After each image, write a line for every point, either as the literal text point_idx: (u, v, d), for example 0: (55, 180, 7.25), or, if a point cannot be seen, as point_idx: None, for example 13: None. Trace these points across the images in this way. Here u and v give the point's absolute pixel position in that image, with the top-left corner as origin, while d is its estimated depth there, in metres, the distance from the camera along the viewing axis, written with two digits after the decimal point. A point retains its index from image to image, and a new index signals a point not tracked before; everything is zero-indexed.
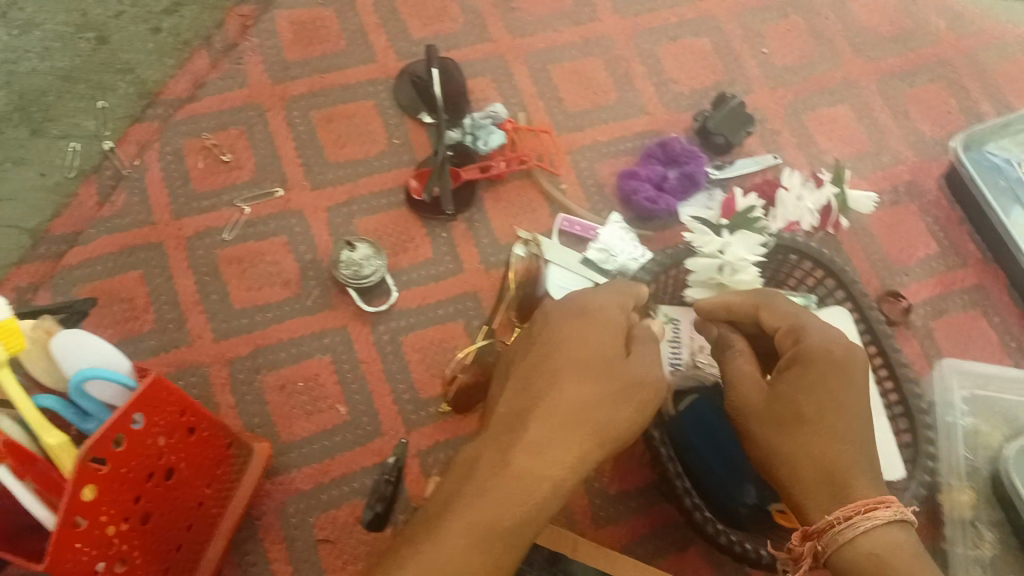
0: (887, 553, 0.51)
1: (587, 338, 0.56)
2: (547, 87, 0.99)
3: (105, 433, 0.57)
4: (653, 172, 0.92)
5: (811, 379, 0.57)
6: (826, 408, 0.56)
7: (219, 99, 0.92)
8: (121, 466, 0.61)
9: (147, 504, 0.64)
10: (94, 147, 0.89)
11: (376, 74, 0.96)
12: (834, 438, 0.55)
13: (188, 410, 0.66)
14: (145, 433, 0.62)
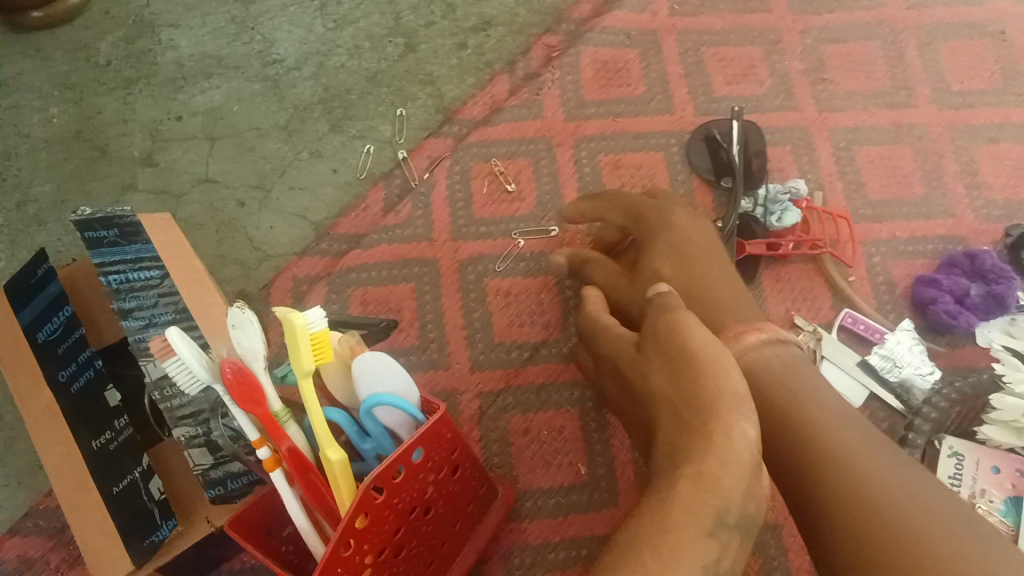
0: (765, 358, 0.61)
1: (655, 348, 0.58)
2: (848, 169, 0.93)
3: (391, 464, 0.56)
4: (957, 285, 0.84)
5: (668, 259, 0.74)
6: (679, 270, 0.73)
7: (514, 127, 0.91)
8: (393, 497, 0.59)
9: (403, 537, 0.63)
10: (387, 153, 0.89)
11: (672, 126, 0.93)
12: (709, 291, 0.71)
13: (458, 449, 0.64)
14: (420, 467, 0.60)
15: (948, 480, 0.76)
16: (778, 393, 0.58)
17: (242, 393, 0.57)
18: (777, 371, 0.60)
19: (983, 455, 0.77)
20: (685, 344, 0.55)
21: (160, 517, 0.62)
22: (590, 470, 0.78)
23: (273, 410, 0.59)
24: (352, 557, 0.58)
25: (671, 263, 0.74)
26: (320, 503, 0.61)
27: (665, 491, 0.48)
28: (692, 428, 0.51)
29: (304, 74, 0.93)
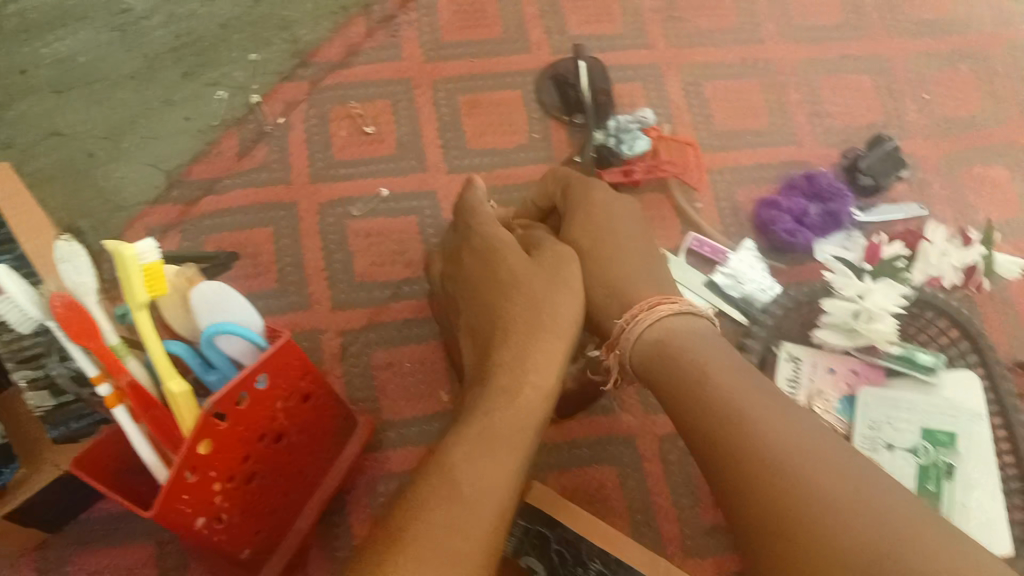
0: (677, 333, 0.63)
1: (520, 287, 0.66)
2: (697, 102, 0.96)
3: (231, 390, 0.57)
4: (795, 205, 0.89)
5: (579, 220, 0.73)
6: (596, 247, 0.71)
7: (371, 69, 0.92)
8: (238, 424, 0.60)
9: (254, 464, 0.64)
10: (241, 99, 0.89)
11: (529, 65, 0.95)
12: (604, 261, 0.70)
13: (308, 376, 0.65)
14: (266, 395, 0.61)
15: (786, 381, 0.84)
16: (687, 369, 0.59)
17: (77, 329, 0.56)
18: (684, 342, 0.62)
19: (817, 358, 0.85)
20: (538, 350, 0.62)
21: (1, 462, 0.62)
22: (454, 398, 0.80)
23: (111, 346, 0.59)
24: (198, 483, 0.58)
25: (587, 233, 0.72)
26: (166, 437, 0.62)
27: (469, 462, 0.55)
28: (505, 418, 0.58)
29: (154, 24, 0.92)
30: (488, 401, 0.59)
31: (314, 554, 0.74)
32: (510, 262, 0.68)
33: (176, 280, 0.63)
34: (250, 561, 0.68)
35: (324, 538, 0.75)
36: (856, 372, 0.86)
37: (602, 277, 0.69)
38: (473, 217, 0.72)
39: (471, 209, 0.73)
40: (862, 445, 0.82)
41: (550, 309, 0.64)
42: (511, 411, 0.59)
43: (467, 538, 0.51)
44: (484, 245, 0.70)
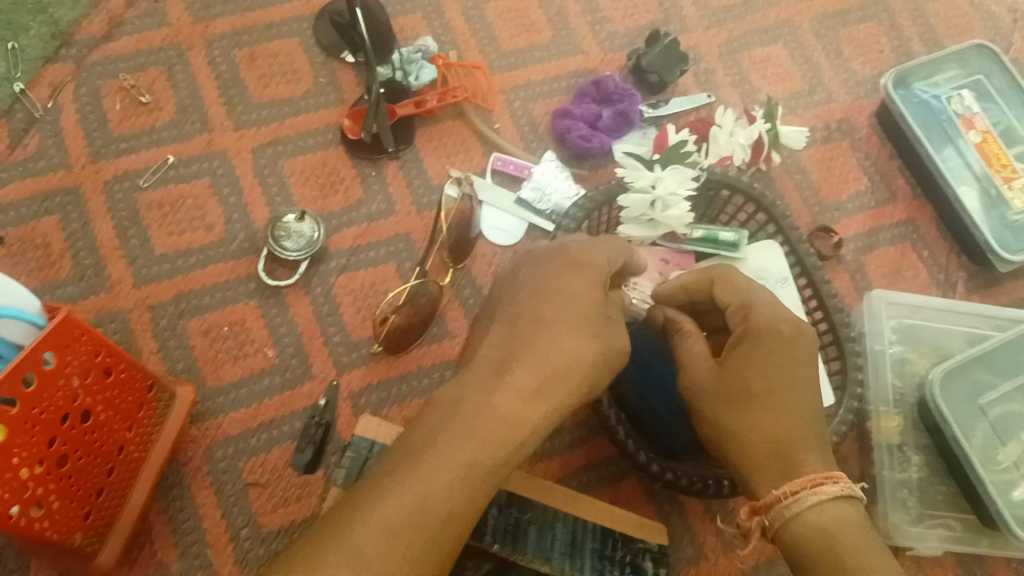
0: (837, 528, 0.52)
1: (555, 315, 0.55)
2: (479, 25, 0.97)
3: (13, 370, 0.55)
4: (588, 111, 0.91)
5: (760, 358, 0.58)
6: (775, 385, 0.57)
7: (138, 40, 0.89)
8: (32, 408, 0.58)
9: (64, 447, 0.62)
10: (4, 90, 0.85)
11: (303, 11, 0.93)
12: (781, 414, 0.56)
13: (104, 350, 0.64)
14: (58, 373, 0.60)
15: None
16: (846, 553, 0.51)
17: None
18: (835, 529, 0.52)
19: None
20: (546, 406, 0.53)
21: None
22: (281, 352, 0.80)
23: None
24: (2, 473, 0.56)
25: (763, 371, 0.57)
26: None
27: (433, 475, 0.48)
28: (496, 452, 0.50)
29: None
30: (482, 421, 0.51)
31: (158, 530, 0.73)
32: (558, 334, 0.54)
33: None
34: (86, 548, 0.66)
35: (167, 513, 0.74)
36: (667, 261, 0.87)
37: (771, 430, 0.56)
38: (573, 272, 0.56)
39: (564, 266, 0.57)
40: None
41: (557, 342, 0.54)
42: (497, 442, 0.50)
43: (393, 546, 0.45)
44: (559, 291, 0.56)
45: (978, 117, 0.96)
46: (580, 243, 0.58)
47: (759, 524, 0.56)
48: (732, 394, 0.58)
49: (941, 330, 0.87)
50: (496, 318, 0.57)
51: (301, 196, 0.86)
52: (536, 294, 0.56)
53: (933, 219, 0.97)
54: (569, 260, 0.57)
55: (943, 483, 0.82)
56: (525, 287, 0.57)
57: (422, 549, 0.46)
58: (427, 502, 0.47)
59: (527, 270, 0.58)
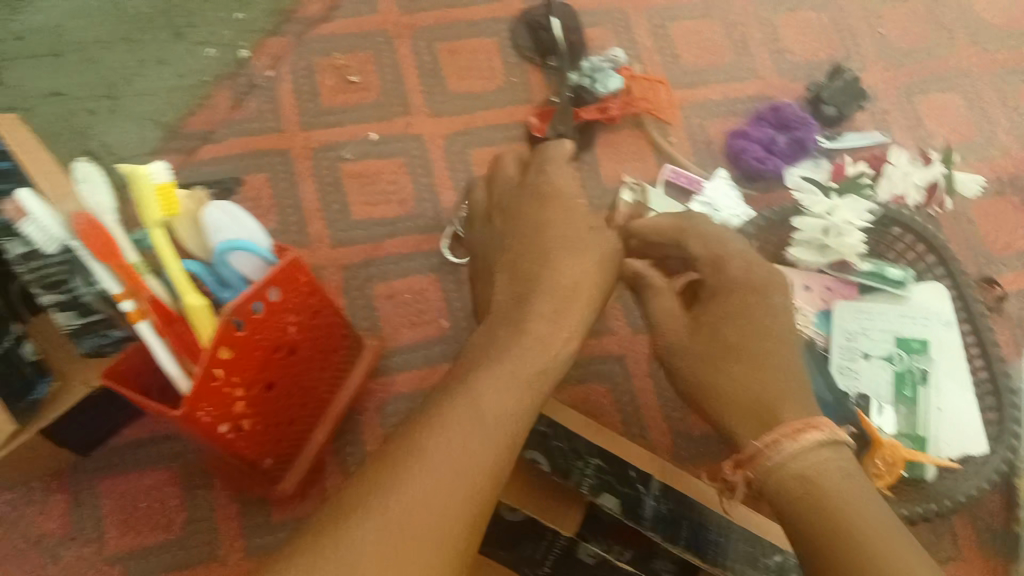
0: (817, 473, 0.56)
1: (564, 255, 0.67)
2: (664, 43, 1.01)
3: (248, 297, 0.60)
4: (763, 134, 0.95)
5: (729, 305, 0.68)
6: (748, 336, 0.67)
7: (351, 23, 0.95)
8: (255, 334, 0.64)
9: (271, 377, 0.68)
10: (231, 56, 0.93)
11: (500, 13, 0.99)
12: (762, 369, 0.64)
13: (318, 294, 0.69)
14: (280, 306, 0.65)
15: None
16: (826, 498, 0.54)
17: (100, 247, 0.62)
18: (828, 480, 0.55)
19: (794, 276, 0.89)
20: (569, 318, 0.65)
21: (35, 377, 0.71)
22: (453, 324, 0.85)
23: (132, 264, 0.65)
24: (219, 389, 0.63)
25: (740, 325, 0.67)
26: (188, 351, 0.68)
27: (484, 387, 0.57)
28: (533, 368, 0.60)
29: None
30: (516, 340, 0.61)
31: (329, 469, 0.79)
32: (558, 259, 0.67)
33: (189, 203, 0.70)
34: (273, 472, 0.74)
35: (339, 456, 0.80)
36: (831, 289, 0.89)
37: (759, 390, 0.63)
38: (555, 208, 0.71)
39: (541, 214, 0.71)
40: (840, 359, 0.86)
41: (559, 267, 0.67)
42: (533, 351, 0.61)
43: (472, 451, 0.53)
44: (558, 231, 0.69)
45: None
46: (556, 180, 0.73)
47: (742, 477, 0.61)
48: (709, 348, 0.68)
49: None
50: (507, 254, 0.70)
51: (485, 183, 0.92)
52: (544, 240, 0.69)
53: None
54: (542, 197, 0.72)
55: None
56: (531, 225, 0.70)
57: (486, 441, 0.54)
58: (489, 408, 0.55)
59: (523, 215, 0.72)
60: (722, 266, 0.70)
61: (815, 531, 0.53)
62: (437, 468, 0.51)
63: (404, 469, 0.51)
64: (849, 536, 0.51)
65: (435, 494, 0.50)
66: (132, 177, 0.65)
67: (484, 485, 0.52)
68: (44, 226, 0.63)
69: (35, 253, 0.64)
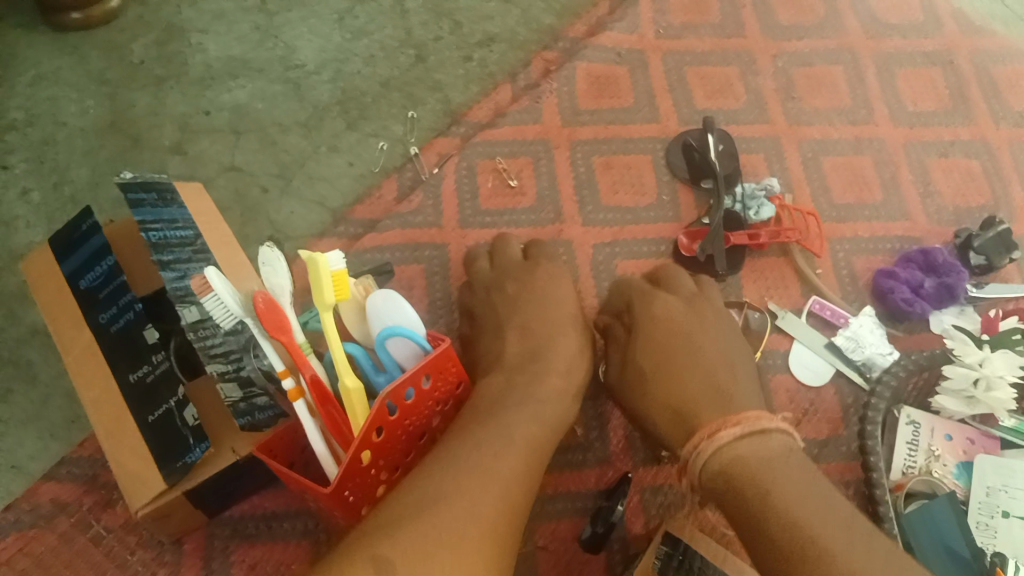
0: (736, 458, 0.68)
1: (565, 326, 0.83)
2: (815, 175, 1.03)
3: (402, 382, 0.62)
4: (912, 277, 0.94)
5: (656, 342, 0.84)
6: (678, 366, 0.81)
7: (515, 130, 1.00)
8: (403, 418, 0.66)
9: (407, 459, 0.72)
10: (399, 150, 0.97)
11: (656, 133, 1.03)
12: (686, 377, 0.80)
13: (459, 381, 0.73)
14: (429, 393, 0.67)
15: (906, 446, 0.88)
16: (740, 478, 0.67)
17: (271, 322, 0.66)
18: (763, 466, 0.67)
19: (936, 423, 0.88)
20: (558, 376, 0.78)
21: (193, 442, 0.69)
22: (585, 433, 0.88)
23: (298, 343, 0.68)
24: (366, 472, 0.65)
25: (654, 354, 0.83)
26: (338, 434, 0.68)
27: (503, 411, 0.71)
28: (549, 407, 0.74)
29: (323, 78, 1.02)
30: (533, 389, 0.75)
31: None
32: (559, 325, 0.83)
33: (356, 290, 0.74)
34: None
35: None
36: (973, 441, 0.88)
37: (681, 400, 0.79)
38: (551, 280, 0.86)
39: (536, 284, 0.86)
40: (977, 513, 0.84)
41: (562, 332, 0.83)
42: (545, 396, 0.75)
43: (495, 451, 0.66)
44: (551, 299, 0.85)
45: None
46: (546, 262, 0.88)
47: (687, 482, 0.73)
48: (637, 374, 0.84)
49: None
50: (515, 312, 0.84)
51: None
52: (539, 304, 0.85)
53: None
54: (536, 274, 0.87)
55: None
56: (526, 289, 0.86)
57: (504, 443, 0.67)
58: (505, 427, 0.69)
59: (512, 283, 0.86)
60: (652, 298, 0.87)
61: (748, 508, 0.65)
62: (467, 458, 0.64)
63: (432, 467, 0.63)
64: (767, 507, 0.64)
65: (467, 479, 0.62)
66: (310, 263, 0.67)
67: (507, 466, 0.65)
68: (223, 301, 0.66)
69: (206, 322, 0.69)
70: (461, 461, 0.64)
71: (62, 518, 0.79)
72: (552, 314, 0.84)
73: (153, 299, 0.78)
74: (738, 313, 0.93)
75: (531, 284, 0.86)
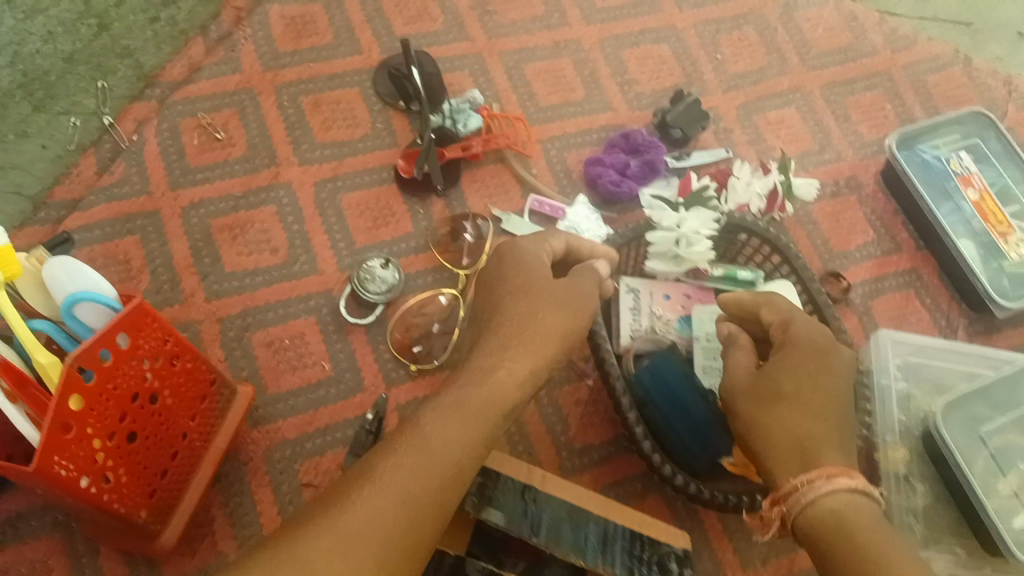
0: (851, 512, 0.55)
1: (552, 315, 0.64)
2: (520, 83, 1.07)
3: (93, 343, 0.62)
4: (617, 160, 1.00)
5: (792, 360, 0.64)
6: (804, 386, 0.62)
7: (215, 84, 0.99)
8: (105, 382, 0.65)
9: (133, 424, 0.70)
10: (93, 123, 0.94)
11: (360, 64, 1.04)
12: (807, 414, 0.61)
13: (173, 339, 0.72)
14: (131, 352, 0.67)
15: (630, 312, 0.90)
16: (856, 533, 0.54)
17: None
18: (862, 526, 0.54)
19: (653, 286, 0.92)
20: (517, 355, 0.62)
21: None
22: (335, 365, 0.88)
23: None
24: (74, 440, 0.64)
25: (795, 372, 0.63)
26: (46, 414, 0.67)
27: (432, 436, 0.55)
28: (477, 394, 0.59)
29: None
30: (484, 368, 0.61)
31: (219, 521, 0.81)
32: (508, 298, 0.65)
33: (29, 264, 0.71)
34: (150, 525, 0.74)
35: (229, 508, 0.81)
36: (689, 296, 0.92)
37: (793, 426, 0.60)
38: (518, 259, 0.67)
39: (514, 251, 0.68)
40: (702, 359, 0.86)
41: (537, 314, 0.64)
42: (478, 389, 0.60)
43: (417, 487, 0.53)
44: (538, 281, 0.66)
45: (974, 176, 1.00)
46: (525, 245, 0.69)
47: (779, 512, 0.59)
48: (765, 396, 0.63)
49: (943, 368, 0.88)
50: (510, 300, 0.65)
51: (356, 226, 0.95)
52: (520, 277, 0.66)
53: (935, 269, 1.02)
54: (500, 254, 0.69)
55: (949, 511, 0.82)
56: (495, 274, 0.68)
57: (429, 484, 0.54)
58: (438, 449, 0.55)
59: (511, 257, 0.68)
60: (793, 326, 0.68)
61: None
62: (373, 518, 0.51)
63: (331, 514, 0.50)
64: None
65: (360, 539, 0.50)
66: None
67: (412, 527, 0.52)
68: None
69: None
70: (366, 514, 0.51)
71: None
72: (524, 298, 0.65)
73: None
74: (472, 228, 0.95)
75: (536, 256, 0.68)
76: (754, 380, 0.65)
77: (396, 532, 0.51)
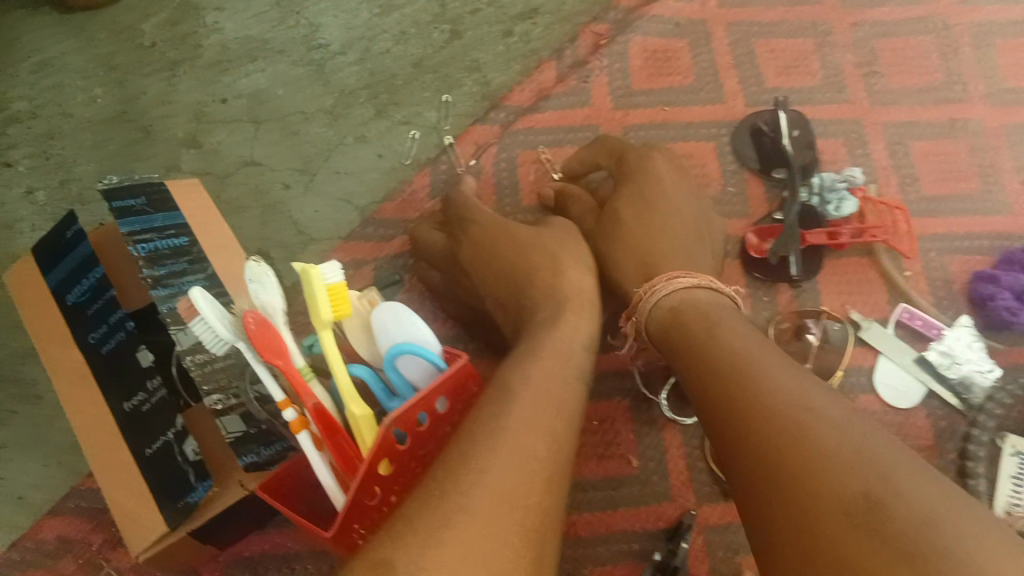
0: (683, 306, 0.68)
1: (562, 262, 0.73)
2: (903, 162, 0.91)
3: (416, 404, 0.55)
4: (1016, 281, 0.81)
5: (626, 198, 0.79)
6: (640, 213, 0.78)
7: (561, 115, 0.90)
8: (416, 447, 0.59)
9: None
10: (433, 139, 0.88)
11: (722, 115, 0.91)
12: (658, 230, 0.77)
13: None
14: (444, 417, 0.61)
15: (1011, 481, 0.74)
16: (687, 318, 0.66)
17: (265, 345, 0.59)
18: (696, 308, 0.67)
19: None
20: (567, 288, 0.70)
21: (195, 479, 0.63)
22: (642, 463, 0.77)
23: (298, 367, 0.61)
24: (373, 507, 0.58)
25: (633, 205, 0.79)
26: (349, 468, 0.60)
27: (523, 389, 0.57)
28: (552, 365, 0.61)
29: (349, 59, 0.92)
30: (548, 315, 0.67)
31: None
32: (554, 270, 0.72)
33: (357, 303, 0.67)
34: None
35: None
36: None
37: (644, 250, 0.76)
38: (474, 222, 0.77)
39: (464, 208, 0.78)
40: None
41: (551, 265, 0.72)
42: (560, 361, 0.61)
43: (538, 439, 0.53)
44: (525, 247, 0.74)
45: None
46: (462, 200, 0.79)
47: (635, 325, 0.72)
48: (611, 230, 0.79)
49: None
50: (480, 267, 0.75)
51: None
52: (476, 247, 0.76)
53: None
54: (503, 226, 0.76)
55: None
56: (484, 251, 0.75)
57: (551, 443, 0.54)
58: (543, 410, 0.56)
59: (475, 216, 0.77)
60: (621, 152, 0.83)
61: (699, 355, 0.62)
62: (507, 459, 0.50)
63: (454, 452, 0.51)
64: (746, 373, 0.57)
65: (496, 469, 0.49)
66: (305, 275, 0.61)
67: (547, 467, 0.52)
68: (212, 327, 0.59)
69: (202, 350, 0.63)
70: (483, 446, 0.51)
71: (66, 560, 0.72)
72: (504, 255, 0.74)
73: (141, 310, 0.70)
74: (817, 325, 0.82)
75: (479, 210, 0.78)
76: (601, 221, 0.80)
77: (529, 476, 0.50)
